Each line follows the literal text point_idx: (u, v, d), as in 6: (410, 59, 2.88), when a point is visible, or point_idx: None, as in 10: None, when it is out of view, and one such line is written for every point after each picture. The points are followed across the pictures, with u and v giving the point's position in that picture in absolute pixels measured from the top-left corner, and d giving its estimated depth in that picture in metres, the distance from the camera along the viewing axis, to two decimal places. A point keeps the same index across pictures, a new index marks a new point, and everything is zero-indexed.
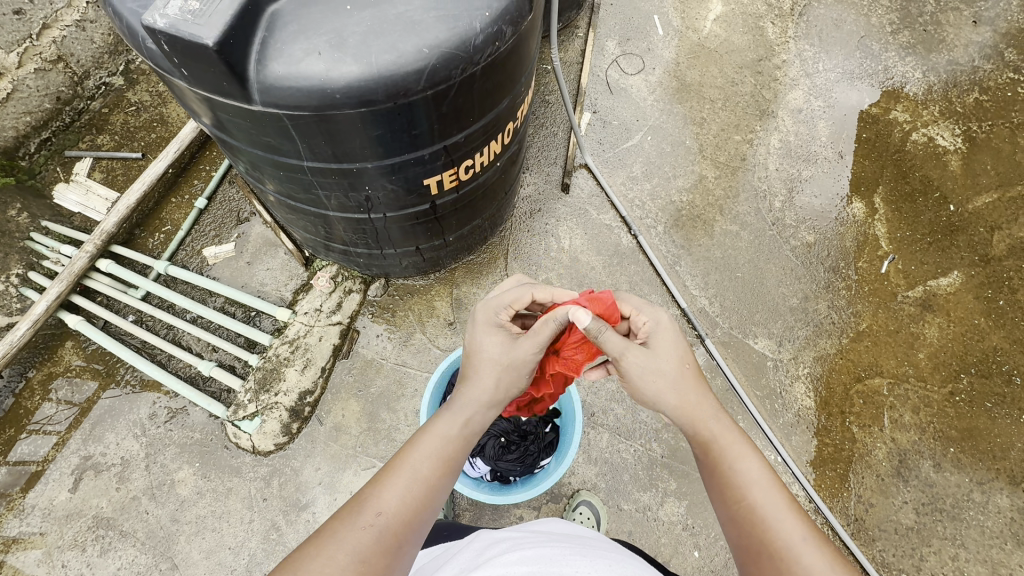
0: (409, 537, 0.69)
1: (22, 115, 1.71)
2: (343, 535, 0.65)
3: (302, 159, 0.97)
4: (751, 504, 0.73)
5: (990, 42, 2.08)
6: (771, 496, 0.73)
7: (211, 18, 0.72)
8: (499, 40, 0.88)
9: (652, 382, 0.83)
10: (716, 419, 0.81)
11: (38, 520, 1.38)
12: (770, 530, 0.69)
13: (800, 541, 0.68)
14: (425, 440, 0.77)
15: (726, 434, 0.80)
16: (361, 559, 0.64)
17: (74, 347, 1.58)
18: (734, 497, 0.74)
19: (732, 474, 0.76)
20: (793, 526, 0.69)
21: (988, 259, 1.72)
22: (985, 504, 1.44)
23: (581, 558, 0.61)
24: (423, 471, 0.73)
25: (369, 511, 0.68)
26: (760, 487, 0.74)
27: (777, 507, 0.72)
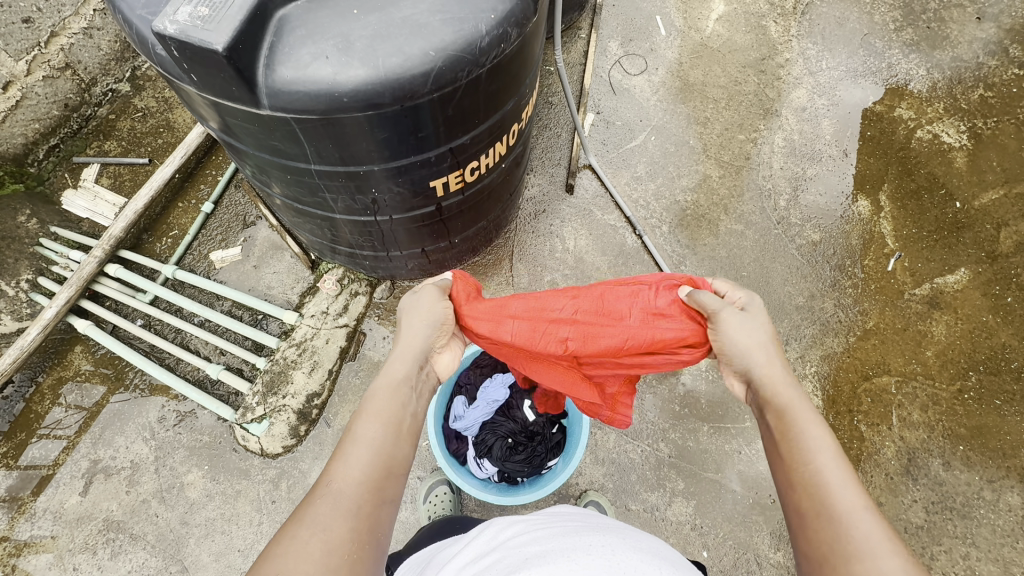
0: (370, 500, 0.67)
1: (31, 122, 1.72)
2: (311, 512, 0.63)
3: (309, 163, 0.98)
4: (815, 464, 0.70)
5: (994, 39, 2.07)
6: (836, 465, 0.69)
7: (220, 23, 0.72)
8: (505, 41, 0.89)
9: (740, 344, 0.87)
10: (794, 388, 0.81)
11: (49, 524, 1.39)
12: (829, 490, 0.67)
13: (859, 511, 0.64)
14: (368, 406, 0.77)
15: (799, 401, 0.79)
16: (323, 528, 0.61)
17: (83, 351, 1.60)
18: (796, 453, 0.72)
19: (800, 433, 0.74)
20: (854, 494, 0.66)
21: (995, 256, 1.71)
22: (996, 502, 1.44)
23: (594, 533, 0.63)
24: (371, 433, 0.73)
25: (324, 483, 0.66)
26: (828, 451, 0.71)
27: (840, 472, 0.68)
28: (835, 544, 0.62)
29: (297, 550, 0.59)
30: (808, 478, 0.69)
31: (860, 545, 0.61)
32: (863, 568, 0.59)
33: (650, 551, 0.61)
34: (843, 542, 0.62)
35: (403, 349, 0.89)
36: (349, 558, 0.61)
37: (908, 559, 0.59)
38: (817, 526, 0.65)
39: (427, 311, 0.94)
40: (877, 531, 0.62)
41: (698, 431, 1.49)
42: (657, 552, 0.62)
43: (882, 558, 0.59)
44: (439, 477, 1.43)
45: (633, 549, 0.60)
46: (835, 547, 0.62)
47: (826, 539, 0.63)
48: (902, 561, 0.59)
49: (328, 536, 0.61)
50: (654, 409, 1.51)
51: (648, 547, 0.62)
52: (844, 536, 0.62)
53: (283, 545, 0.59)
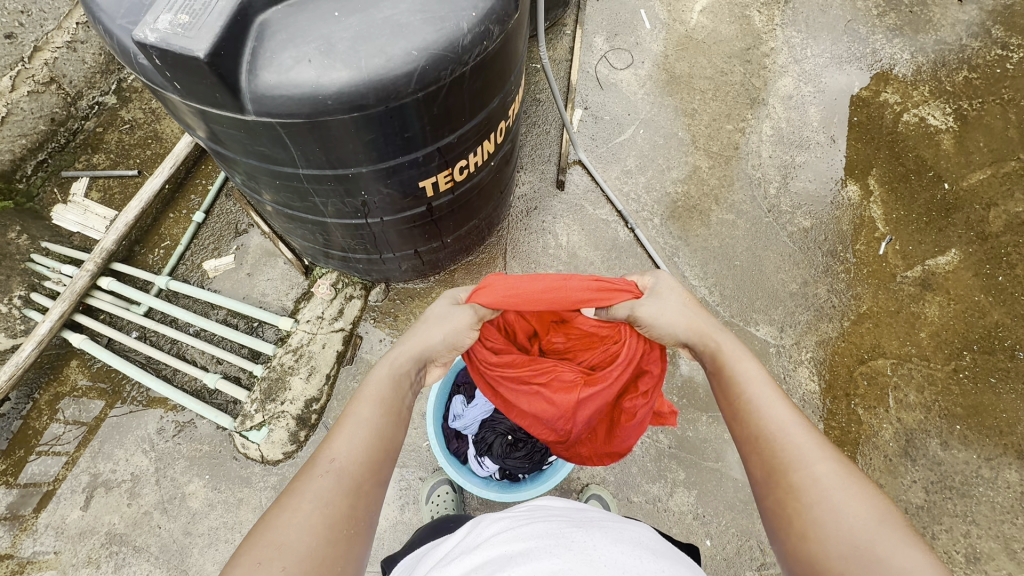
0: (367, 479, 0.70)
1: (18, 138, 1.72)
2: (303, 487, 0.66)
3: (297, 167, 0.98)
4: (748, 398, 0.77)
5: (977, 20, 2.09)
6: (765, 390, 0.78)
7: (200, 30, 0.73)
8: (487, 39, 0.89)
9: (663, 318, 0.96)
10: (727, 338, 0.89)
11: (52, 540, 1.38)
12: (770, 416, 0.73)
13: (789, 425, 0.72)
14: (365, 391, 0.81)
15: (730, 344, 0.88)
16: (325, 502, 0.65)
17: (79, 366, 1.59)
18: (735, 394, 0.79)
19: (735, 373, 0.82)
20: (786, 414, 0.73)
21: (985, 236, 1.72)
22: (994, 479, 1.45)
23: (577, 529, 0.62)
24: (368, 416, 0.77)
25: (322, 459, 0.69)
26: (758, 381, 0.79)
27: (773, 398, 0.76)
28: (778, 460, 0.69)
29: (297, 519, 0.62)
30: (743, 414, 0.76)
31: (798, 458, 0.68)
32: (806, 476, 0.66)
33: (632, 542, 0.61)
34: (785, 461, 0.68)
35: (411, 346, 0.92)
36: (347, 530, 0.64)
37: (836, 459, 0.67)
38: (760, 451, 0.71)
39: (435, 331, 0.96)
40: (810, 442, 0.69)
41: (698, 421, 1.50)
42: (643, 545, 0.62)
43: (817, 464, 0.67)
44: (442, 476, 1.44)
45: (615, 542, 0.60)
46: (775, 464, 0.69)
47: (766, 462, 0.70)
48: (832, 460, 0.67)
49: (321, 510, 0.64)
50: None
51: (632, 539, 0.62)
52: (781, 452, 0.69)
53: (284, 515, 0.63)
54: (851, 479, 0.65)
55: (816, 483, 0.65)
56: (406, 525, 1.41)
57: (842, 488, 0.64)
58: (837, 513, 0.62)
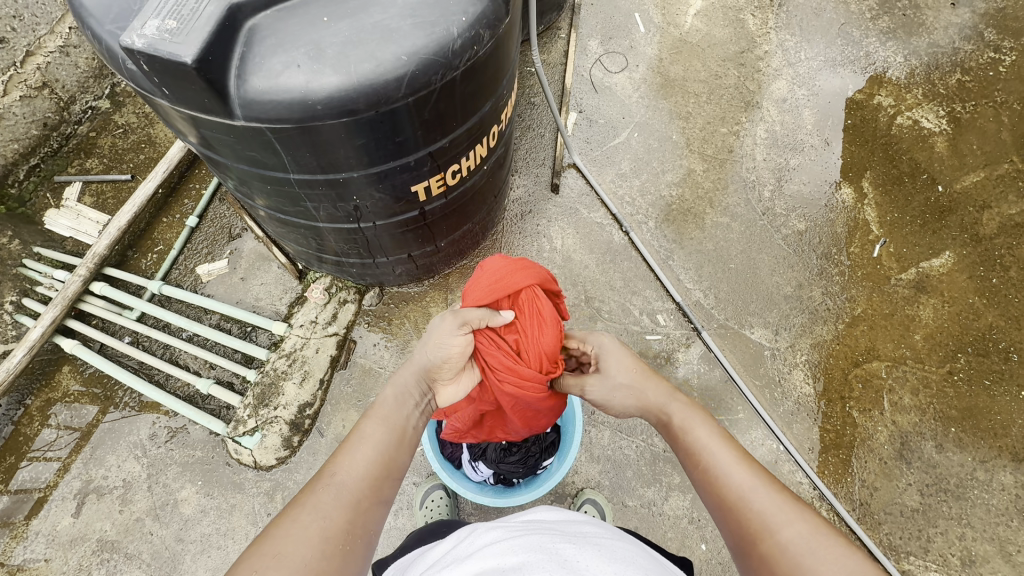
0: (368, 497, 0.74)
1: (10, 142, 1.73)
2: (307, 501, 0.69)
3: (288, 172, 0.97)
4: (709, 465, 0.78)
5: (969, 23, 2.09)
6: (720, 453, 0.79)
7: (188, 35, 0.72)
8: (477, 44, 0.89)
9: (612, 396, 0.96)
10: (669, 402, 0.91)
11: (43, 547, 1.37)
12: (731, 482, 0.74)
13: (750, 490, 0.73)
14: (375, 410, 0.86)
15: (680, 410, 0.89)
16: (326, 516, 0.68)
17: (71, 371, 1.58)
18: (695, 465, 0.80)
19: (692, 440, 0.83)
20: (745, 476, 0.74)
21: (979, 238, 1.73)
22: (989, 482, 1.45)
23: (570, 545, 0.62)
24: (375, 436, 0.81)
25: (328, 475, 0.73)
26: (713, 447, 0.80)
27: (728, 463, 0.77)
28: (748, 530, 0.70)
29: (298, 530, 0.65)
30: (707, 485, 0.77)
31: (764, 527, 0.68)
32: (773, 543, 0.67)
33: (625, 561, 0.60)
34: (751, 532, 0.69)
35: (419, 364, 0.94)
36: (345, 545, 0.67)
37: (803, 519, 0.68)
38: (732, 523, 0.72)
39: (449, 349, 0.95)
40: (772, 505, 0.70)
41: None
42: (636, 563, 0.61)
43: (781, 529, 0.67)
44: (436, 481, 1.43)
45: (608, 560, 0.59)
46: (747, 534, 0.70)
47: (739, 534, 0.70)
48: (799, 522, 0.67)
49: (321, 524, 0.67)
50: None
51: (624, 557, 0.62)
52: (747, 522, 0.70)
53: (287, 527, 0.66)
54: (819, 536, 0.65)
55: (785, 552, 0.65)
56: (400, 531, 1.40)
57: (811, 552, 0.64)
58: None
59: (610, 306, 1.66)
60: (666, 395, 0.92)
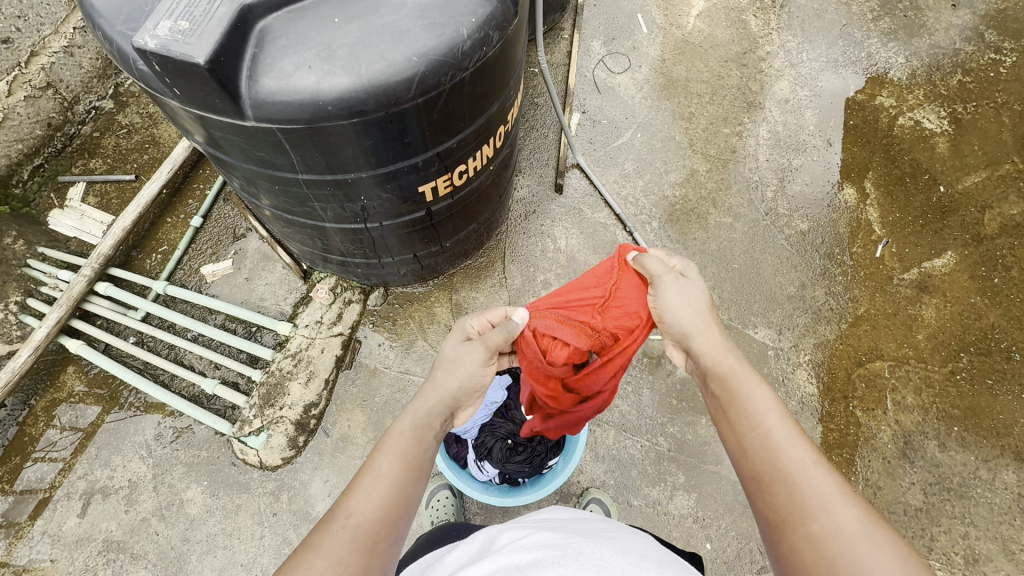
0: (384, 536, 0.68)
1: (15, 143, 1.72)
2: (320, 543, 0.64)
3: (296, 172, 0.98)
4: (764, 431, 0.75)
5: (970, 25, 2.10)
6: (779, 422, 0.76)
7: (201, 36, 0.72)
8: (486, 45, 0.89)
9: (676, 314, 0.95)
10: (729, 355, 0.88)
11: (48, 547, 1.37)
12: (783, 453, 0.72)
13: (806, 465, 0.70)
14: (386, 444, 0.78)
15: (738, 367, 0.86)
16: (341, 560, 0.62)
17: (75, 371, 1.58)
18: (747, 427, 0.77)
19: (748, 401, 0.80)
20: (802, 450, 0.72)
21: (981, 238, 1.73)
22: (992, 481, 1.45)
23: (583, 540, 0.62)
24: (389, 471, 0.74)
25: (340, 515, 0.67)
26: (769, 414, 0.77)
27: (788, 432, 0.74)
28: (793, 512, 0.66)
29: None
30: (759, 450, 0.74)
31: (813, 505, 0.66)
32: (822, 528, 0.64)
33: (639, 554, 0.61)
34: (797, 511, 0.66)
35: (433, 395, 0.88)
36: None
37: (858, 506, 0.65)
38: (775, 499, 0.69)
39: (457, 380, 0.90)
40: (828, 484, 0.67)
41: (697, 423, 1.50)
42: (650, 556, 0.62)
43: (837, 512, 0.64)
44: (441, 481, 1.44)
45: (622, 553, 0.60)
46: (788, 515, 0.67)
47: (781, 514, 0.68)
48: (852, 508, 0.64)
49: (335, 569, 0.61)
50: (652, 404, 1.52)
51: (638, 551, 0.62)
52: (798, 497, 0.67)
53: (298, 573, 0.60)
54: (871, 524, 0.63)
55: (835, 535, 0.62)
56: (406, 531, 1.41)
57: (864, 539, 0.61)
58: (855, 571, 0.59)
59: None
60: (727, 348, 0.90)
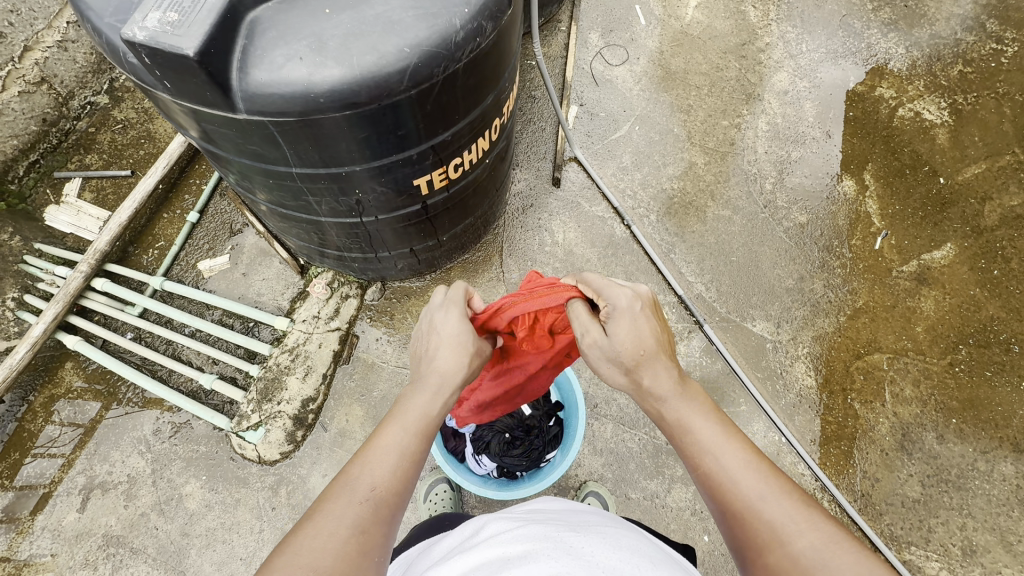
0: (399, 507, 0.68)
1: (9, 139, 1.71)
2: (337, 510, 0.64)
3: (289, 166, 0.97)
4: (713, 470, 0.70)
5: (971, 14, 2.08)
6: (726, 456, 0.71)
7: (189, 28, 0.72)
8: (480, 35, 0.88)
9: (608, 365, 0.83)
10: (666, 385, 0.79)
11: (48, 542, 1.38)
12: (735, 492, 0.68)
13: (758, 500, 0.66)
14: (402, 415, 0.77)
15: (678, 400, 0.78)
16: (361, 529, 0.63)
17: (73, 367, 1.58)
18: (697, 470, 0.72)
19: (693, 440, 0.74)
20: (753, 481, 0.68)
21: (981, 230, 1.73)
22: (990, 472, 1.45)
23: (575, 534, 0.62)
24: (407, 443, 0.73)
25: (361, 483, 0.67)
26: (715, 451, 0.71)
27: (735, 467, 0.69)
28: (754, 542, 0.65)
29: (332, 543, 0.60)
30: (712, 490, 0.70)
31: (771, 538, 0.63)
32: (784, 554, 0.62)
33: (631, 548, 0.61)
34: (758, 543, 0.64)
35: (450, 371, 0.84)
36: (377, 559, 0.62)
37: (816, 528, 0.62)
38: (738, 532, 0.67)
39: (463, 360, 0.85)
40: (783, 513, 0.64)
41: None
42: (641, 550, 0.62)
43: (794, 540, 0.62)
44: (440, 475, 1.44)
45: (614, 548, 0.59)
46: (752, 545, 0.65)
47: (745, 544, 0.66)
48: (811, 530, 0.62)
49: (355, 538, 0.62)
50: None
51: (629, 545, 0.62)
52: (755, 532, 0.65)
53: (318, 539, 0.60)
54: (831, 545, 0.60)
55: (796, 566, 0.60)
56: (405, 524, 1.41)
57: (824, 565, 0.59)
58: None
59: None
60: (666, 384, 0.78)
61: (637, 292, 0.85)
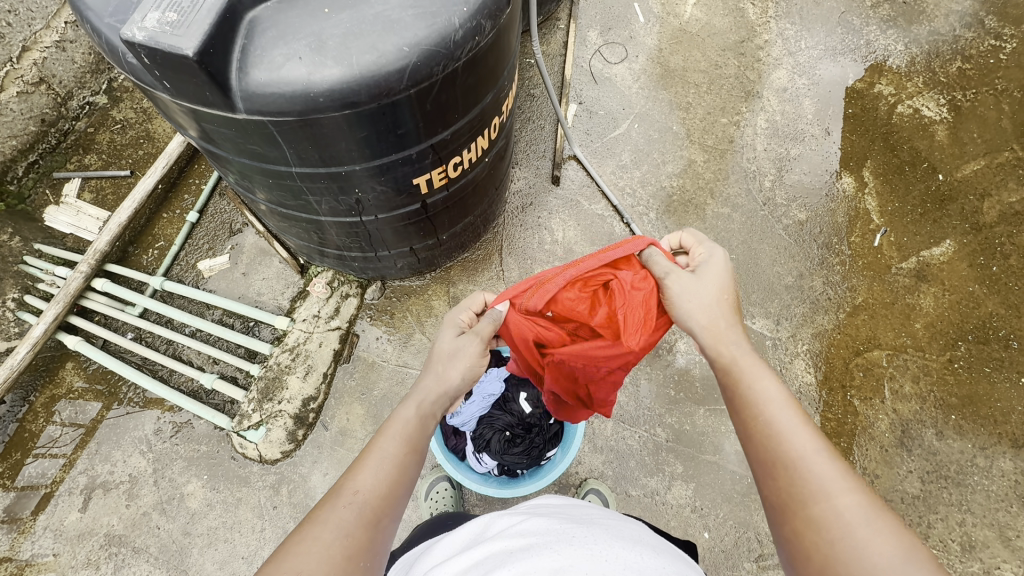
0: (386, 512, 0.69)
1: (8, 139, 1.71)
2: (325, 517, 0.66)
3: (289, 165, 0.97)
4: (771, 419, 0.74)
5: (970, 11, 2.08)
6: (786, 412, 0.74)
7: (189, 28, 0.72)
8: (479, 34, 0.88)
9: (687, 304, 0.89)
10: (738, 344, 0.84)
11: (50, 542, 1.38)
12: (784, 444, 0.71)
13: (811, 454, 0.69)
14: (392, 424, 0.78)
15: (748, 358, 0.82)
16: (345, 534, 0.64)
17: (74, 367, 1.59)
18: (751, 415, 0.76)
19: (753, 391, 0.78)
20: (807, 440, 0.71)
21: (980, 226, 1.73)
22: (989, 468, 1.46)
23: (577, 526, 0.62)
24: (394, 450, 0.74)
25: (346, 490, 0.68)
26: (776, 405, 0.75)
27: (792, 423, 0.73)
28: (796, 492, 0.68)
29: (316, 549, 0.62)
30: (765, 436, 0.73)
31: (816, 490, 0.66)
32: (827, 508, 0.65)
33: (633, 539, 0.61)
34: (801, 492, 0.67)
35: (438, 380, 0.85)
36: (361, 564, 0.64)
37: (862, 492, 0.66)
38: (779, 482, 0.69)
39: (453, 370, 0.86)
40: (832, 473, 0.67)
41: (695, 414, 1.50)
42: (643, 542, 0.62)
43: (839, 498, 0.65)
44: (441, 473, 1.45)
45: (615, 539, 0.60)
46: (794, 495, 0.68)
47: (784, 493, 0.69)
48: (856, 494, 0.65)
49: (340, 542, 0.63)
50: (650, 395, 1.52)
51: (631, 537, 0.62)
52: (801, 483, 0.68)
53: (303, 544, 0.62)
54: (876, 512, 0.64)
55: (836, 519, 0.64)
56: (406, 523, 1.42)
57: (864, 523, 0.63)
58: (857, 552, 0.61)
59: None
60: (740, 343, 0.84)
61: (720, 265, 0.93)
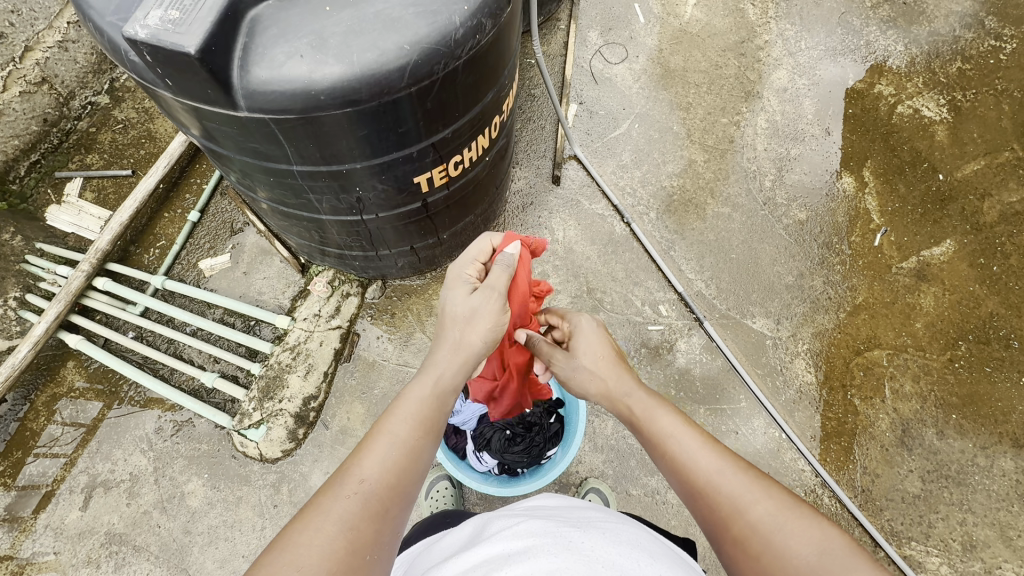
0: (394, 501, 0.68)
1: (10, 139, 1.72)
2: (328, 507, 0.64)
3: (290, 163, 0.97)
4: (677, 452, 0.74)
5: (970, 11, 2.09)
6: (687, 439, 0.75)
7: (191, 26, 0.72)
8: (480, 32, 0.89)
9: (579, 377, 0.94)
10: (634, 387, 0.87)
11: (51, 540, 1.38)
12: (692, 471, 0.71)
13: (718, 474, 0.69)
14: (400, 405, 0.77)
15: (644, 397, 0.85)
16: (350, 525, 0.63)
17: (75, 366, 1.59)
18: (661, 454, 0.77)
19: (656, 428, 0.79)
20: (712, 459, 0.71)
21: (980, 227, 1.73)
22: (989, 468, 1.46)
23: (574, 529, 0.62)
24: (403, 434, 0.73)
25: (351, 478, 0.67)
26: (677, 436, 0.76)
27: (694, 448, 0.74)
28: (718, 517, 0.67)
29: (320, 541, 0.60)
30: (676, 470, 0.73)
31: (732, 509, 0.66)
32: (746, 523, 0.65)
33: (631, 544, 0.61)
34: (722, 516, 0.67)
35: (452, 356, 0.85)
36: (370, 556, 0.62)
37: (773, 496, 0.66)
38: (702, 510, 0.69)
39: (472, 337, 0.87)
40: (739, 484, 0.68)
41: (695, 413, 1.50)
42: (640, 545, 0.62)
43: (751, 509, 0.65)
44: (441, 472, 1.45)
45: (613, 543, 0.60)
46: (718, 518, 0.67)
47: (711, 520, 0.68)
48: (767, 498, 0.66)
49: (345, 534, 0.62)
50: None
51: (629, 540, 0.62)
52: (716, 507, 0.68)
53: (305, 536, 0.60)
54: (786, 512, 0.64)
55: (756, 532, 0.63)
56: None
57: (779, 530, 0.62)
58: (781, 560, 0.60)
59: (611, 295, 1.66)
60: (631, 384, 0.87)
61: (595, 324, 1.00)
